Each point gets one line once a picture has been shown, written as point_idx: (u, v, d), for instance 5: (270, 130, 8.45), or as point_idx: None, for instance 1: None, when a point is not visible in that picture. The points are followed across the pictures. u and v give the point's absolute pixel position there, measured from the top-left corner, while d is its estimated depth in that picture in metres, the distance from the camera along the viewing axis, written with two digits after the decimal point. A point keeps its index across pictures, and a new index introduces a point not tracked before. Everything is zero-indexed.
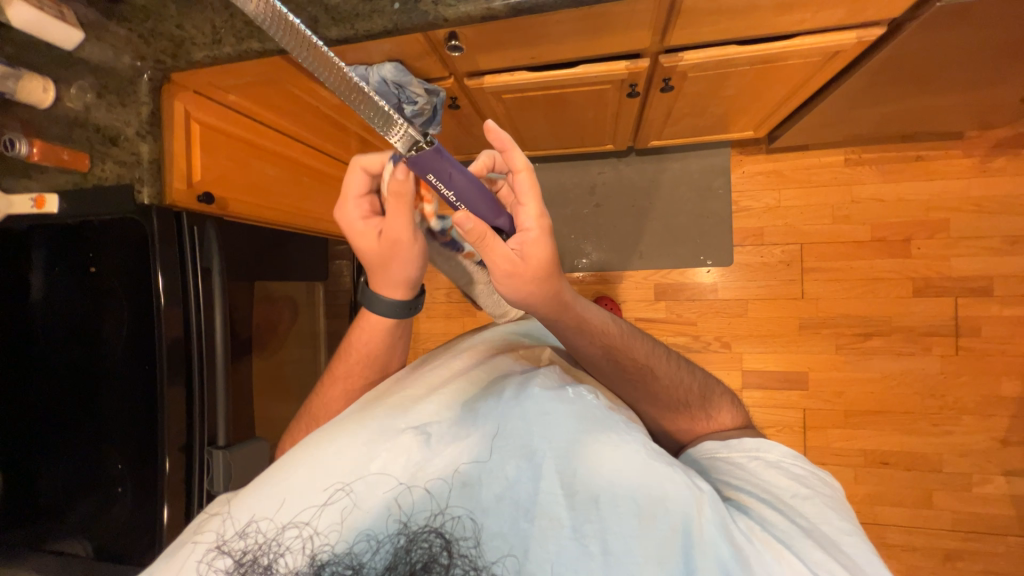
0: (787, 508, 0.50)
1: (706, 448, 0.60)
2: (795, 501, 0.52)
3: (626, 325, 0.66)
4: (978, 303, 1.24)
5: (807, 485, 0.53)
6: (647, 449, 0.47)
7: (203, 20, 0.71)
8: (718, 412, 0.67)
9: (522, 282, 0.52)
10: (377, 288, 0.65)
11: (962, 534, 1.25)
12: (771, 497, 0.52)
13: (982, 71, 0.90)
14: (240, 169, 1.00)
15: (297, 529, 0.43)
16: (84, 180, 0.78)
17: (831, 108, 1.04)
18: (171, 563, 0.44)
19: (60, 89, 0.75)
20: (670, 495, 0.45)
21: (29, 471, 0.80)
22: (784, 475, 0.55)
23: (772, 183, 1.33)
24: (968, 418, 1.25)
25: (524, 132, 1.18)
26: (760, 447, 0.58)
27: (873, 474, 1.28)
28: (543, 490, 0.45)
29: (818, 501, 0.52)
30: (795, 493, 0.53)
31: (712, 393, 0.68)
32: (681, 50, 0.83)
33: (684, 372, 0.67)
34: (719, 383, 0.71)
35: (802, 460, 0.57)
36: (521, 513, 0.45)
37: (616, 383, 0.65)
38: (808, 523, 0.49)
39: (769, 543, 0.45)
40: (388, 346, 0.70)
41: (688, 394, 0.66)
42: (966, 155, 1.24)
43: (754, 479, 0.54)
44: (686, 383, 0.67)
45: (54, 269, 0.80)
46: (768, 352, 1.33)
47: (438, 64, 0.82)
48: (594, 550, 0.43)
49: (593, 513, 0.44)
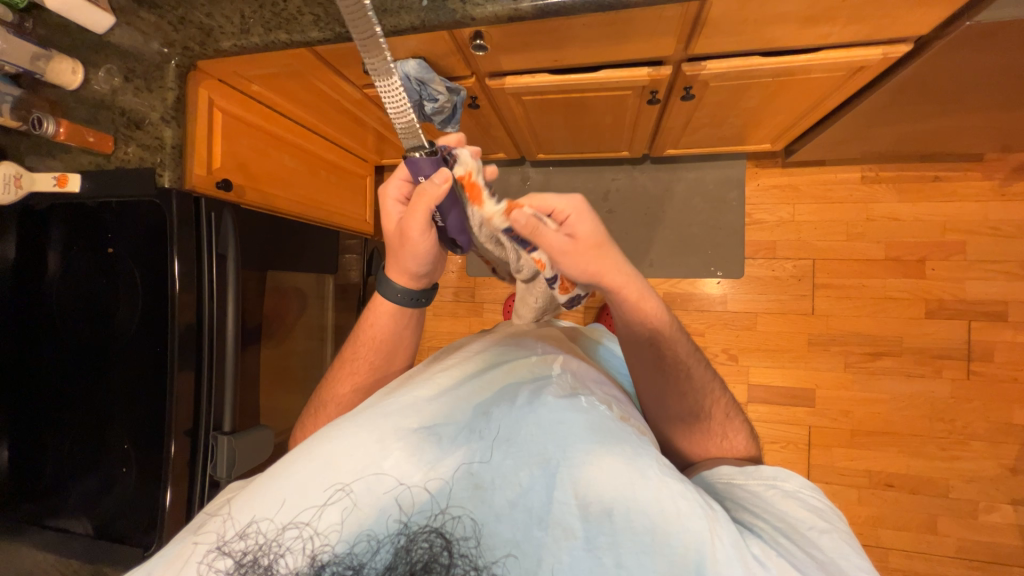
0: (801, 540, 0.48)
1: (722, 473, 0.59)
2: (811, 535, 0.49)
3: (677, 321, 0.65)
4: (992, 328, 1.23)
5: (825, 519, 0.51)
6: (658, 464, 0.46)
7: (231, 10, 0.72)
8: (732, 434, 0.67)
9: (579, 258, 0.54)
10: (388, 270, 0.66)
11: (966, 562, 1.23)
12: (784, 525, 0.50)
13: (1006, 93, 0.89)
14: (258, 158, 1.02)
15: (298, 529, 0.43)
16: (107, 162, 0.79)
17: (850, 124, 1.04)
18: (169, 564, 0.44)
19: (89, 72, 0.77)
20: (683, 512, 0.44)
21: (36, 448, 0.80)
22: (803, 507, 0.53)
23: (787, 197, 1.33)
24: (977, 444, 1.23)
25: (541, 135, 1.19)
26: (777, 475, 0.57)
27: (877, 497, 1.26)
28: (555, 499, 0.45)
29: (835, 535, 0.49)
30: (813, 526, 0.50)
31: (732, 417, 0.68)
32: (704, 59, 0.83)
33: (715, 386, 0.67)
34: (740, 411, 0.70)
35: (819, 494, 0.55)
36: (533, 521, 0.44)
37: (650, 372, 0.65)
38: (823, 556, 0.47)
39: (786, 569, 0.43)
40: (398, 330, 0.71)
41: (710, 407, 0.67)
42: (985, 178, 1.23)
43: (773, 509, 0.53)
44: (712, 395, 0.67)
45: (70, 248, 0.81)
46: (775, 367, 1.32)
47: (461, 63, 0.83)
48: (606, 561, 0.43)
49: (605, 523, 0.44)
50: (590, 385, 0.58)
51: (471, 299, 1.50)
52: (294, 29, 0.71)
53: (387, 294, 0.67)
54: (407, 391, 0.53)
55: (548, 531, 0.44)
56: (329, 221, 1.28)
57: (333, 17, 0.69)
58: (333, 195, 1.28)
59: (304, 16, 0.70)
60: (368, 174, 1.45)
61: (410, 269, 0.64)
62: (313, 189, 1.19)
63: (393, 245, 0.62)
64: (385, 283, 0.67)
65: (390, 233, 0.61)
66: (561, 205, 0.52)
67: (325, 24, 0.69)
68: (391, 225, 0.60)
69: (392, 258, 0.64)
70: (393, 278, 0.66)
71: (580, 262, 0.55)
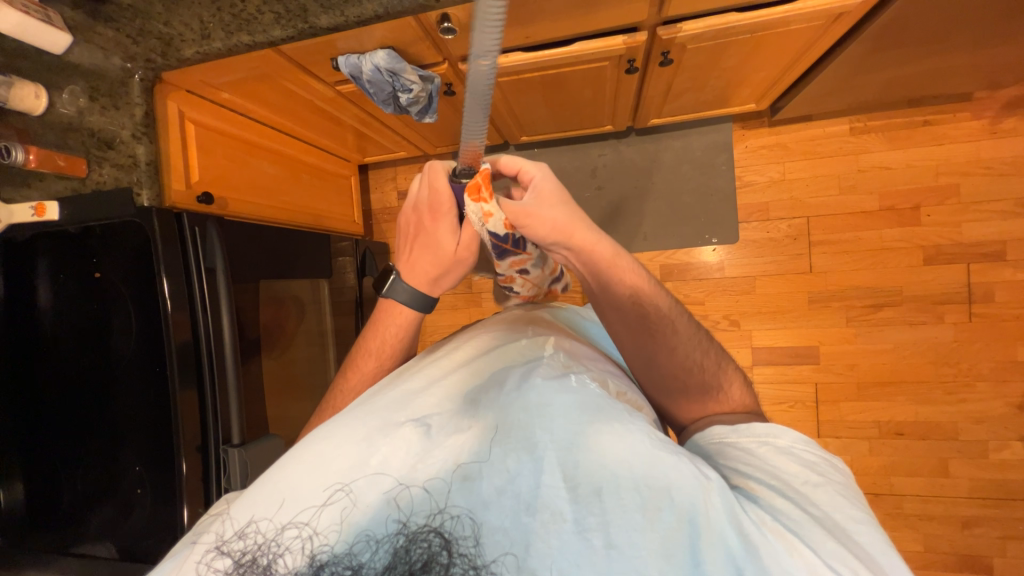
0: (797, 497, 0.48)
1: (714, 434, 0.58)
2: (806, 490, 0.49)
3: (653, 276, 0.67)
4: (991, 268, 1.22)
5: (819, 473, 0.50)
6: (652, 439, 0.46)
7: (191, 16, 0.70)
8: (730, 387, 0.67)
9: (547, 207, 0.59)
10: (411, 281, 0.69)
11: (980, 501, 1.24)
12: (778, 484, 0.49)
13: (989, 29, 0.87)
14: (237, 167, 1.01)
15: (297, 529, 0.43)
16: (83, 186, 0.78)
17: (835, 76, 1.02)
18: (172, 565, 0.45)
19: (52, 95, 0.75)
20: (674, 484, 0.44)
21: (51, 477, 0.81)
22: (796, 462, 0.52)
23: (776, 156, 1.31)
24: (983, 384, 1.24)
25: (522, 117, 1.17)
26: (770, 432, 0.56)
27: (888, 446, 1.28)
28: (544, 483, 0.44)
29: (830, 489, 0.49)
30: (807, 480, 0.50)
31: (726, 368, 0.69)
32: (679, 21, 0.81)
33: (703, 338, 0.68)
34: (733, 361, 0.71)
35: (812, 446, 0.54)
36: (521, 507, 0.44)
37: (634, 329, 0.66)
38: (818, 512, 0.46)
39: (781, 535, 0.43)
40: (394, 325, 0.70)
41: (701, 359, 0.67)
42: (976, 117, 1.21)
43: (766, 465, 0.52)
44: (704, 347, 0.68)
45: (59, 276, 0.80)
46: (777, 329, 1.32)
47: (431, 49, 0.80)
48: (596, 543, 0.42)
49: (594, 503, 0.43)
50: (584, 362, 0.58)
51: (469, 289, 1.49)
52: (256, 29, 0.69)
53: (397, 296, 0.69)
54: (394, 386, 0.54)
55: (538, 516, 0.43)
56: (318, 225, 1.27)
57: (292, 12, 0.67)
58: (317, 198, 1.27)
59: (264, 14, 0.68)
60: (351, 174, 1.44)
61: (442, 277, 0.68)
62: (297, 195, 1.19)
63: (439, 259, 0.67)
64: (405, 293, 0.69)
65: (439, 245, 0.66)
66: (525, 168, 0.59)
67: (286, 21, 0.68)
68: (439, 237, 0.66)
69: (425, 268, 0.67)
70: (408, 282, 0.69)
71: (543, 218, 0.58)
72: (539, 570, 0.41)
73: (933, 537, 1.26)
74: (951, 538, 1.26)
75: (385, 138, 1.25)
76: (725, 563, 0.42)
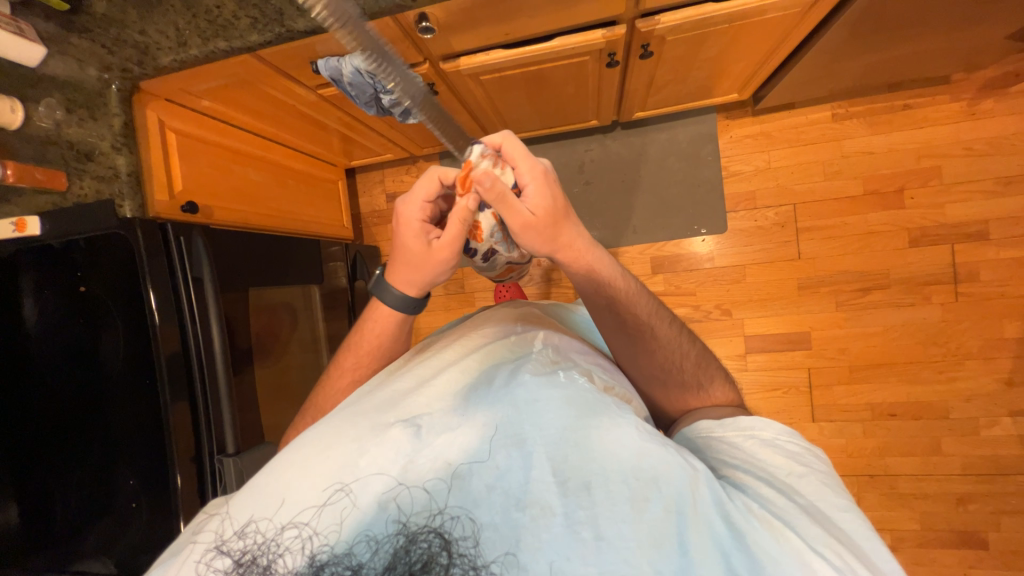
0: (782, 486, 0.49)
1: (701, 428, 0.59)
2: (791, 480, 0.50)
3: (637, 279, 0.68)
4: (975, 248, 1.24)
5: (802, 463, 0.51)
6: (641, 431, 0.47)
7: (166, 23, 0.70)
8: (712, 386, 0.68)
9: (540, 231, 0.59)
10: (394, 283, 0.67)
11: (972, 477, 1.26)
12: (763, 474, 0.50)
13: (961, 13, 0.89)
14: (220, 175, 1.00)
15: (297, 529, 0.43)
16: (64, 200, 0.78)
17: (815, 64, 1.03)
18: (172, 566, 0.45)
19: (28, 108, 0.73)
20: (662, 475, 0.44)
21: (42, 496, 0.80)
22: (779, 454, 0.52)
23: (761, 145, 1.32)
24: (972, 362, 1.26)
25: (507, 115, 1.17)
26: (754, 425, 0.57)
27: (882, 427, 1.29)
28: (534, 479, 0.44)
29: (812, 478, 0.50)
30: (791, 471, 0.50)
31: (709, 366, 0.70)
32: (656, 14, 0.82)
33: (683, 339, 0.69)
34: (716, 359, 0.72)
35: (797, 437, 0.55)
36: (511, 502, 0.44)
37: (616, 334, 0.68)
38: (802, 501, 0.47)
39: (766, 521, 0.44)
40: (397, 337, 0.71)
41: (680, 360, 0.68)
42: (955, 99, 1.23)
43: (751, 458, 0.53)
44: (684, 349, 0.68)
45: (42, 291, 0.78)
46: (768, 316, 1.33)
47: (411, 49, 0.81)
48: (585, 536, 0.42)
49: (583, 497, 0.43)
50: (573, 357, 0.58)
51: (461, 290, 1.49)
52: (233, 35, 0.69)
53: (385, 299, 0.68)
54: (386, 387, 0.54)
55: (528, 511, 0.43)
56: (307, 232, 1.27)
57: (269, 17, 0.67)
58: (304, 204, 1.27)
59: (240, 20, 0.68)
60: (338, 178, 1.43)
61: (426, 278, 0.66)
62: (284, 201, 1.18)
63: (414, 261, 0.64)
64: (387, 293, 0.68)
65: (410, 251, 0.64)
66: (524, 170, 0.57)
67: (262, 25, 0.68)
68: (412, 243, 0.63)
69: (405, 272, 0.66)
70: (396, 285, 0.67)
71: (545, 233, 0.59)
72: (531, 566, 0.41)
73: (929, 516, 1.28)
74: (946, 515, 1.27)
75: (371, 141, 1.25)
76: (711, 551, 0.42)
